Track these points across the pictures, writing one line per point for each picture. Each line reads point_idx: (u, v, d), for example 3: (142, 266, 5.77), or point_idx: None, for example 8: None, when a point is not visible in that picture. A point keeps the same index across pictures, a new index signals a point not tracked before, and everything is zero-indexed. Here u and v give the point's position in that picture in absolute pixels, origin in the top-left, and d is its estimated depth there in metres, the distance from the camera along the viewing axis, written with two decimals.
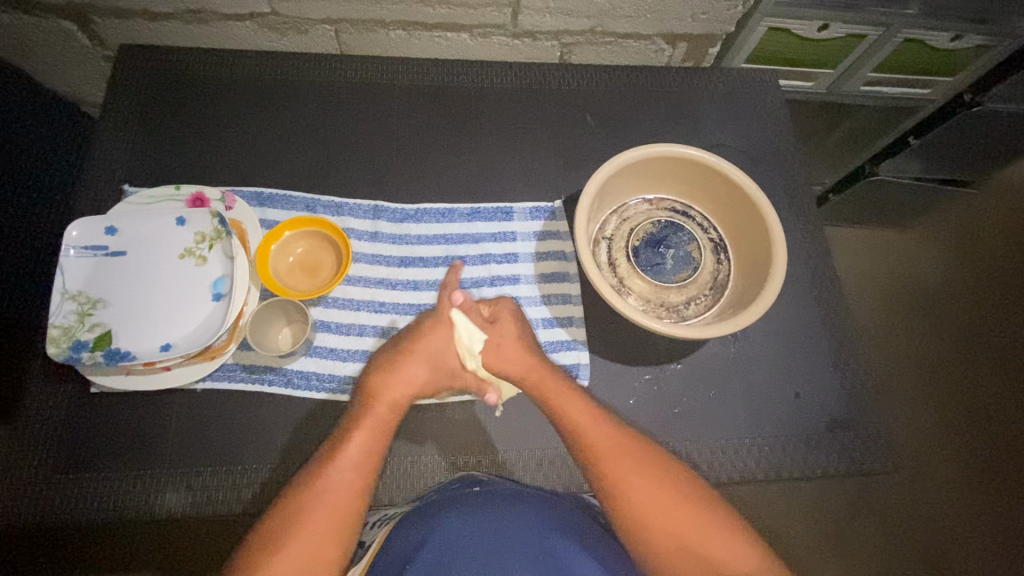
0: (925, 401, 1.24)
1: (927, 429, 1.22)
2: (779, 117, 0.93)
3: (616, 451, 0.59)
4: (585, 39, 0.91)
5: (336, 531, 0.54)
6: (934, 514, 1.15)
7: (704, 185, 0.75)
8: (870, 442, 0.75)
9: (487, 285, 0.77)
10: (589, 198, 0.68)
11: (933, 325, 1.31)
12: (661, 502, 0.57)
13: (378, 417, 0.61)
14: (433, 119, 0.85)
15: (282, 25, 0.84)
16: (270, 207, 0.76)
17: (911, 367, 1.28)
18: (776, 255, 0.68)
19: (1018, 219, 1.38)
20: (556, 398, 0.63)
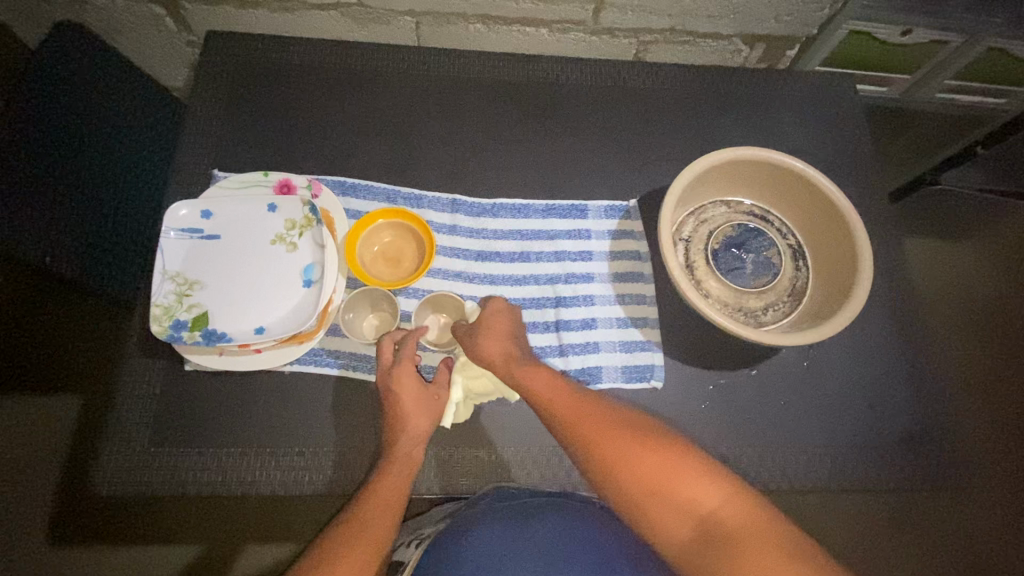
0: (986, 418, 1.19)
1: (987, 445, 1.17)
2: (856, 123, 0.92)
3: (577, 414, 0.56)
4: (663, 38, 0.90)
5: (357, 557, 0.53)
6: (992, 534, 1.11)
7: (788, 191, 0.75)
8: (945, 458, 0.74)
9: (562, 282, 0.77)
10: (674, 200, 0.68)
11: (1009, 340, 1.25)
12: (628, 456, 0.51)
13: (398, 460, 0.62)
14: (509, 114, 0.86)
15: (365, 16, 0.85)
16: (352, 196, 0.77)
17: (973, 381, 1.21)
18: (863, 264, 0.68)
19: None
20: (544, 398, 0.58)
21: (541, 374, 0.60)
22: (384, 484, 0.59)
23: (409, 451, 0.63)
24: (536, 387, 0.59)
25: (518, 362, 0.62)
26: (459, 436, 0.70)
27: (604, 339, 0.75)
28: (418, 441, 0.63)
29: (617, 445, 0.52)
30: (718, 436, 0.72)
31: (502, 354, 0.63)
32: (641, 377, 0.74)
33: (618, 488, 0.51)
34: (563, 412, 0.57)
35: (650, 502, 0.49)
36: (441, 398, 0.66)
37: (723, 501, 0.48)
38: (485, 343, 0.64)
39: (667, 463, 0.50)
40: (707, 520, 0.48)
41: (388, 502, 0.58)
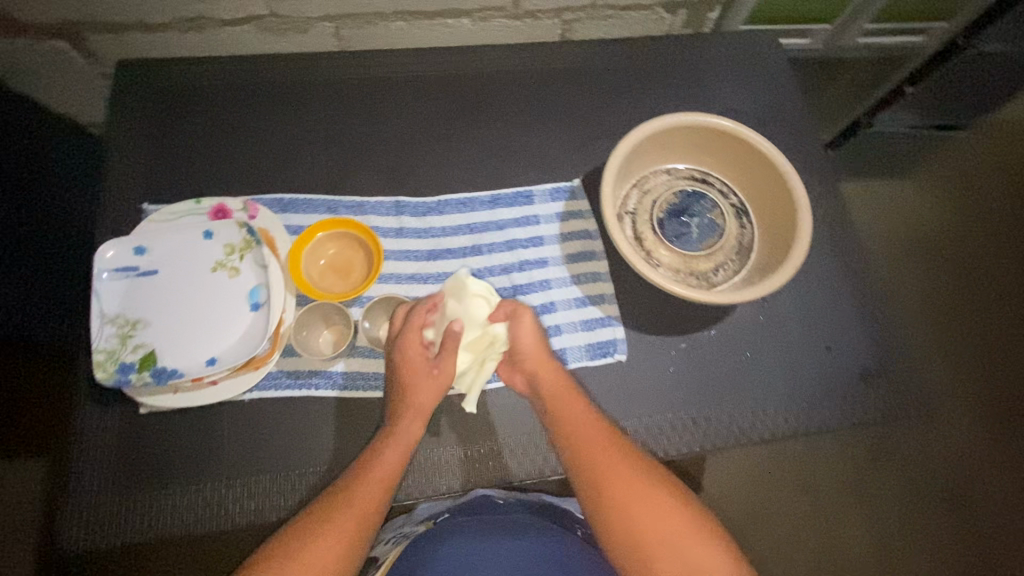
0: (939, 347, 1.26)
1: (944, 371, 1.24)
2: (783, 77, 0.94)
3: (604, 451, 0.59)
4: (586, 14, 0.89)
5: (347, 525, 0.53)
6: (956, 454, 1.18)
7: (723, 152, 0.76)
8: (902, 387, 0.77)
9: (517, 270, 0.77)
10: (613, 177, 0.69)
11: (952, 269, 1.32)
12: (650, 505, 0.55)
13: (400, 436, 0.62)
14: (442, 109, 0.85)
15: (281, 26, 0.83)
16: (292, 213, 0.76)
17: (924, 312, 1.28)
18: (801, 216, 0.69)
19: (1008, 157, 1.43)
20: (574, 425, 0.62)
21: (575, 403, 0.64)
22: (382, 457, 0.60)
23: (409, 427, 0.63)
24: (568, 413, 0.63)
25: (556, 381, 0.66)
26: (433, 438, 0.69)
27: (564, 321, 0.75)
28: (417, 415, 0.63)
29: (637, 491, 0.56)
30: (688, 400, 0.74)
31: (541, 366, 0.66)
32: (605, 352, 0.74)
33: (629, 531, 0.54)
34: (592, 443, 0.60)
35: (661, 551, 0.53)
36: (445, 368, 0.66)
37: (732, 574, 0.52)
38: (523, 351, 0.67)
39: (686, 523, 0.54)
40: None
41: (383, 480, 0.58)
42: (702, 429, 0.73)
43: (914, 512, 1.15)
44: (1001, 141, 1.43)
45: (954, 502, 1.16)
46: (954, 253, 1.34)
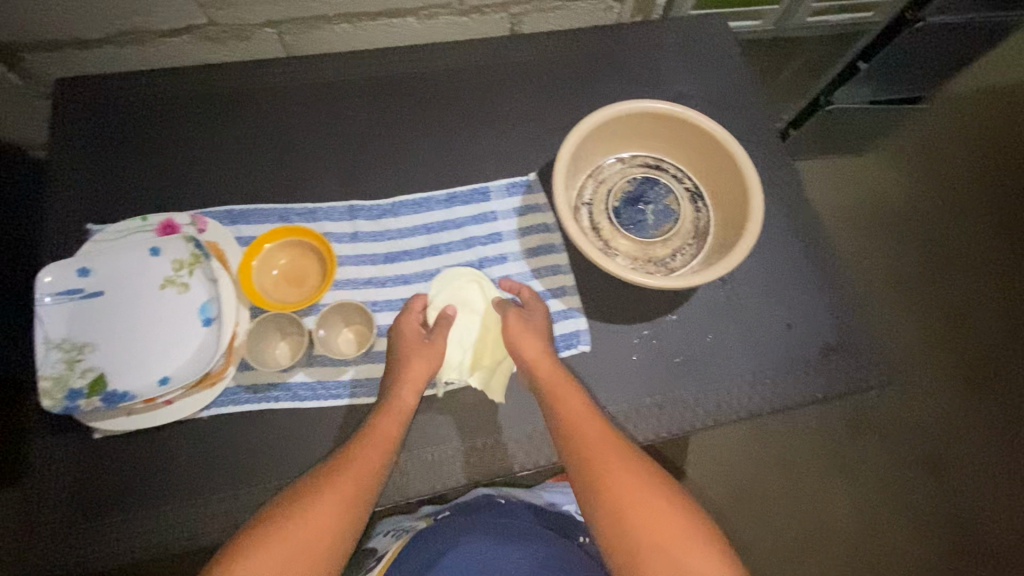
0: (906, 315, 1.30)
1: (912, 339, 1.28)
2: (733, 61, 0.94)
3: (608, 451, 0.59)
4: (533, 8, 0.89)
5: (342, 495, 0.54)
6: (930, 419, 1.22)
7: (674, 137, 0.76)
8: (864, 358, 0.78)
9: (477, 268, 0.76)
10: (563, 168, 0.68)
11: (916, 239, 1.36)
12: (645, 506, 0.55)
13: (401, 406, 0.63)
14: (394, 111, 0.84)
15: (223, 35, 0.81)
16: (243, 224, 0.74)
17: (889, 283, 1.32)
18: (753, 197, 0.70)
19: (960, 129, 1.48)
20: (578, 426, 0.62)
21: (575, 397, 0.64)
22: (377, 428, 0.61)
23: (404, 399, 0.63)
24: (567, 408, 0.63)
25: (557, 376, 0.65)
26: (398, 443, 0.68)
27: None
28: (411, 387, 0.64)
29: (639, 492, 0.56)
30: (654, 386, 0.74)
31: (541, 357, 0.66)
32: (569, 344, 0.74)
33: (620, 525, 0.54)
34: (594, 442, 0.60)
35: (651, 552, 0.52)
36: (439, 344, 0.67)
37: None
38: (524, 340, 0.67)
39: (679, 524, 0.54)
40: None
41: (381, 449, 0.59)
42: (669, 416, 0.73)
43: (894, 480, 1.18)
44: (950, 115, 1.49)
45: (932, 467, 1.19)
46: (914, 223, 1.39)
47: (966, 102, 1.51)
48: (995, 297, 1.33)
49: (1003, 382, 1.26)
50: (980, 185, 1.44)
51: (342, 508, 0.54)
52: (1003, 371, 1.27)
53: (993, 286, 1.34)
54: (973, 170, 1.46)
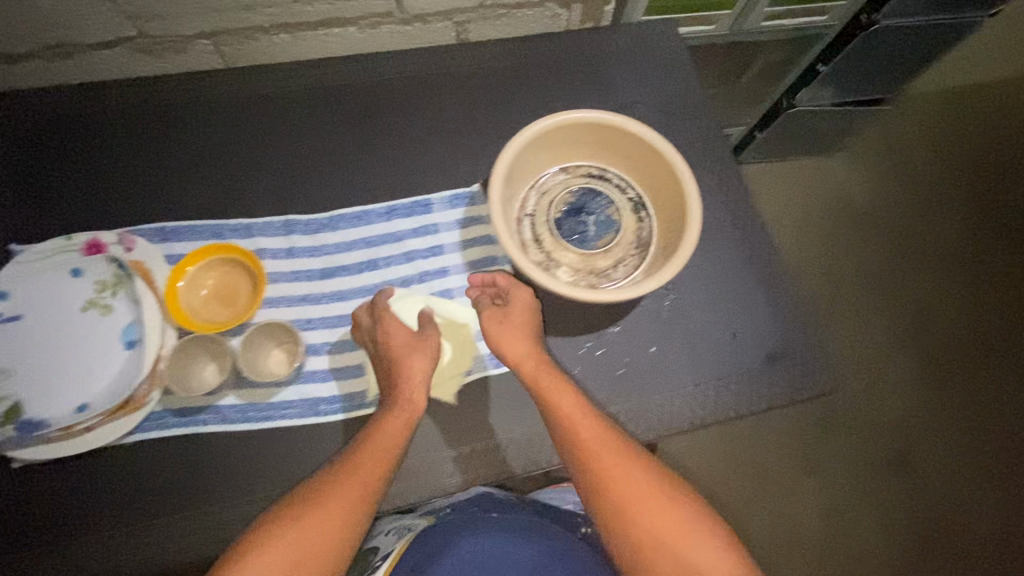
0: (870, 313, 1.36)
1: (874, 338, 1.34)
2: (683, 66, 0.93)
3: (606, 448, 0.60)
4: (478, 15, 0.88)
5: (347, 506, 0.54)
6: (894, 416, 1.28)
7: (615, 146, 0.75)
8: (809, 367, 0.78)
9: (416, 282, 0.74)
10: (499, 182, 0.67)
11: (879, 241, 1.42)
12: (646, 505, 0.57)
13: (404, 407, 0.62)
14: (334, 122, 0.82)
15: (155, 47, 0.79)
16: (174, 240, 0.72)
17: (852, 285, 1.38)
18: (690, 209, 0.69)
19: (922, 130, 1.51)
20: (573, 423, 0.61)
21: (567, 393, 0.63)
22: (383, 430, 0.60)
23: (412, 398, 0.63)
24: (560, 404, 0.62)
25: (548, 373, 0.65)
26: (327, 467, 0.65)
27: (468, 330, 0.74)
28: (419, 386, 0.63)
29: (638, 491, 0.58)
30: (597, 400, 0.73)
31: (528, 355, 0.65)
32: None
33: (624, 525, 0.56)
34: (592, 442, 0.60)
35: (656, 550, 0.55)
36: (434, 340, 0.67)
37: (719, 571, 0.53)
38: (508, 339, 0.66)
39: (681, 522, 0.56)
40: None
41: (382, 454, 0.58)
42: None
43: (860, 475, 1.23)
44: (912, 118, 1.51)
45: (898, 461, 1.25)
46: (876, 224, 1.44)
47: (930, 102, 1.52)
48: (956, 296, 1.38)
49: (964, 379, 1.31)
50: (940, 187, 1.47)
51: (350, 505, 0.54)
52: (964, 368, 1.32)
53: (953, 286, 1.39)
54: (931, 173, 1.48)
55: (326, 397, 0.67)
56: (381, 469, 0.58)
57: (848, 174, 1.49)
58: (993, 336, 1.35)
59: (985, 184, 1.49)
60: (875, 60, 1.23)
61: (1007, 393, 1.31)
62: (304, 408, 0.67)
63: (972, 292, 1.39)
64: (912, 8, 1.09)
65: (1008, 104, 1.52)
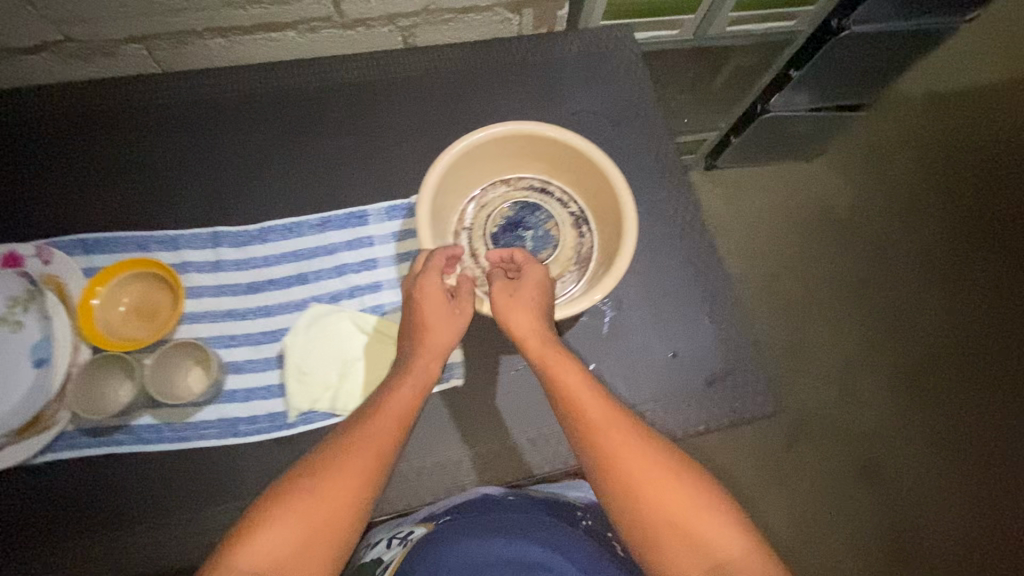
0: (843, 323, 1.34)
1: (846, 349, 1.32)
2: (637, 75, 0.91)
3: (614, 426, 0.55)
4: (423, 20, 0.85)
5: (348, 485, 0.50)
6: (863, 429, 1.26)
7: (556, 159, 0.72)
8: (749, 388, 0.77)
9: (347, 297, 0.72)
10: (430, 193, 0.65)
11: (856, 250, 1.40)
12: (658, 485, 0.52)
13: (415, 378, 0.59)
14: (271, 131, 0.80)
15: (84, 51, 0.76)
16: (97, 253, 0.71)
17: (826, 294, 1.36)
18: (627, 226, 0.66)
19: (906, 134, 1.46)
20: (575, 400, 0.57)
21: (572, 370, 0.59)
22: (393, 399, 0.57)
23: (427, 367, 0.60)
24: (565, 382, 0.58)
25: (553, 352, 0.60)
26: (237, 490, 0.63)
27: None
28: (436, 356, 0.61)
29: (650, 471, 0.53)
30: (527, 421, 0.75)
31: (532, 335, 0.61)
32: (440, 378, 0.75)
33: (636, 508, 0.52)
34: (599, 419, 0.55)
35: (671, 534, 0.50)
36: (467, 305, 0.63)
37: (739, 556, 0.49)
38: (517, 316, 0.62)
39: (694, 505, 0.51)
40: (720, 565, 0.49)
41: (387, 428, 0.54)
42: (541, 450, 0.74)
43: (829, 489, 1.22)
44: (895, 122, 1.47)
45: (867, 473, 1.23)
46: (851, 231, 1.42)
47: (913, 107, 1.47)
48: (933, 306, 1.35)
49: (938, 391, 1.29)
50: (921, 193, 1.43)
51: (356, 483, 0.50)
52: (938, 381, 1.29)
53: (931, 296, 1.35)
54: (913, 179, 1.45)
55: (246, 416, 0.66)
56: (387, 445, 0.53)
57: (823, 181, 1.46)
58: (972, 347, 1.32)
59: (970, 190, 1.44)
60: (851, 65, 1.20)
61: (983, 406, 1.28)
62: (222, 428, 0.65)
63: (951, 301, 1.35)
64: (883, 14, 1.06)
65: (994, 109, 1.48)
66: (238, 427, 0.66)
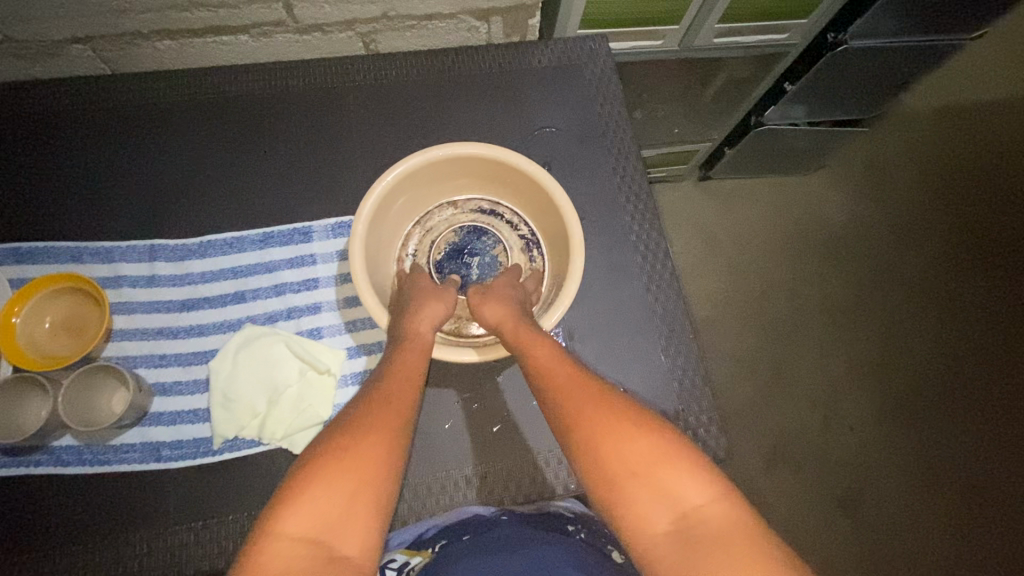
0: (834, 346, 1.22)
1: (835, 375, 1.20)
2: (610, 93, 0.87)
3: (577, 389, 0.53)
4: (384, 26, 0.80)
5: (379, 448, 0.46)
6: (847, 461, 1.15)
7: (503, 182, 0.70)
8: (702, 430, 0.74)
9: (283, 318, 0.70)
10: (363, 222, 0.61)
11: (863, 269, 1.28)
12: (615, 435, 0.48)
13: (418, 344, 0.57)
14: (219, 140, 0.77)
15: (26, 52, 0.73)
16: (29, 263, 0.69)
17: (819, 320, 1.24)
18: (574, 253, 0.63)
19: (923, 149, 1.34)
20: (544, 367, 0.55)
21: (542, 345, 0.57)
22: (402, 363, 0.55)
23: (418, 331, 0.58)
24: (535, 355, 0.56)
25: (526, 328, 0.59)
26: (160, 518, 0.62)
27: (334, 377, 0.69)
28: (428, 323, 0.60)
29: (606, 420, 0.50)
30: (469, 454, 0.71)
31: (506, 317, 0.61)
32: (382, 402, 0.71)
33: (596, 464, 0.48)
34: (561, 384, 0.54)
35: (632, 486, 0.46)
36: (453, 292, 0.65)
37: (709, 500, 0.44)
38: (491, 305, 0.62)
39: (656, 451, 0.47)
40: (688, 514, 0.44)
41: (401, 393, 0.52)
42: (481, 485, 0.70)
43: (807, 528, 1.10)
44: (905, 134, 1.34)
45: (847, 507, 1.12)
46: (851, 252, 1.29)
47: (932, 122, 1.35)
48: (929, 332, 1.23)
49: (931, 423, 1.17)
50: (930, 208, 1.31)
51: (386, 444, 0.47)
52: (932, 416, 1.18)
53: (927, 319, 1.24)
54: (922, 194, 1.32)
55: (170, 441, 0.64)
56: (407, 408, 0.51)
57: (822, 194, 1.34)
58: (973, 379, 1.20)
59: (988, 207, 1.30)
60: (852, 82, 1.12)
61: (984, 444, 1.16)
62: (144, 453, 0.64)
63: (947, 322, 1.23)
64: (883, 31, 1.00)
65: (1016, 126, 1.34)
66: (161, 451, 0.64)
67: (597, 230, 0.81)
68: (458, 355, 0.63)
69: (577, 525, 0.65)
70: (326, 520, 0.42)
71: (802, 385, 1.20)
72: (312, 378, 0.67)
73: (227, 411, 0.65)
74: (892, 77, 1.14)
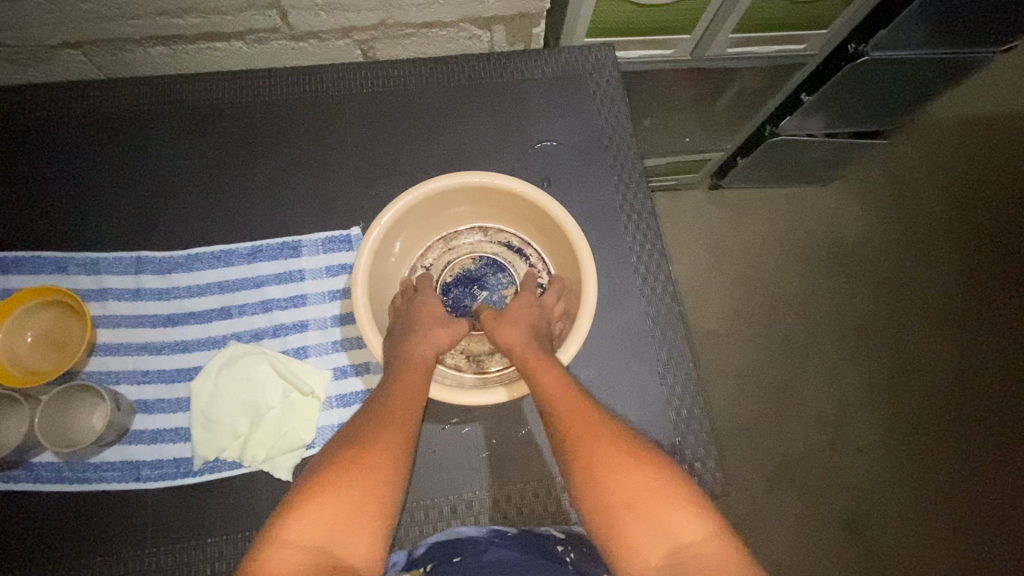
0: (847, 363, 1.16)
1: (848, 394, 1.14)
2: (614, 105, 0.84)
3: (579, 415, 0.50)
4: (382, 34, 0.78)
5: (379, 467, 0.46)
6: (857, 483, 1.08)
7: (536, 224, 0.68)
8: (699, 463, 0.70)
9: (269, 336, 0.68)
10: (377, 231, 0.61)
11: (880, 284, 1.22)
12: (611, 464, 0.46)
13: (416, 360, 0.55)
14: (210, 148, 0.75)
15: (17, 56, 0.72)
16: (15, 273, 0.69)
17: (834, 334, 1.18)
18: (581, 318, 0.60)
19: (948, 161, 1.28)
20: (550, 392, 0.52)
21: (550, 369, 0.54)
22: (402, 382, 0.53)
23: (421, 353, 0.56)
24: (542, 382, 0.52)
25: (536, 351, 0.55)
26: (135, 538, 0.61)
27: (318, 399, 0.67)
28: (433, 346, 0.57)
29: (603, 448, 0.47)
30: (455, 483, 0.67)
31: (519, 340, 0.57)
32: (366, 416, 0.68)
33: (592, 492, 0.46)
34: (564, 409, 0.51)
35: (628, 519, 0.43)
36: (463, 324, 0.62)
37: (704, 538, 0.42)
38: (506, 327, 0.59)
39: (651, 483, 0.45)
40: (682, 549, 0.41)
41: (403, 411, 0.51)
42: (466, 517, 0.66)
43: (812, 556, 1.03)
44: (929, 147, 1.28)
45: (854, 533, 1.05)
46: (869, 265, 1.23)
47: (957, 133, 1.29)
48: (947, 351, 1.16)
49: (949, 447, 1.10)
50: (951, 223, 1.25)
51: (387, 462, 0.46)
52: (950, 440, 1.10)
53: (946, 338, 1.17)
54: (946, 208, 1.26)
55: (150, 460, 0.63)
56: (408, 423, 0.50)
57: (840, 205, 1.28)
58: (988, 404, 1.12)
59: (1007, 221, 1.24)
60: (874, 93, 1.07)
61: (999, 469, 1.09)
62: (123, 471, 0.63)
63: (962, 336, 1.17)
64: (909, 42, 0.95)
65: None
66: (140, 470, 0.63)
67: (596, 250, 0.78)
68: (457, 395, 0.58)
69: (568, 545, 0.59)
70: (322, 539, 0.41)
71: (813, 404, 1.13)
72: (297, 399, 0.66)
73: (210, 429, 0.64)
74: (916, 88, 1.09)
